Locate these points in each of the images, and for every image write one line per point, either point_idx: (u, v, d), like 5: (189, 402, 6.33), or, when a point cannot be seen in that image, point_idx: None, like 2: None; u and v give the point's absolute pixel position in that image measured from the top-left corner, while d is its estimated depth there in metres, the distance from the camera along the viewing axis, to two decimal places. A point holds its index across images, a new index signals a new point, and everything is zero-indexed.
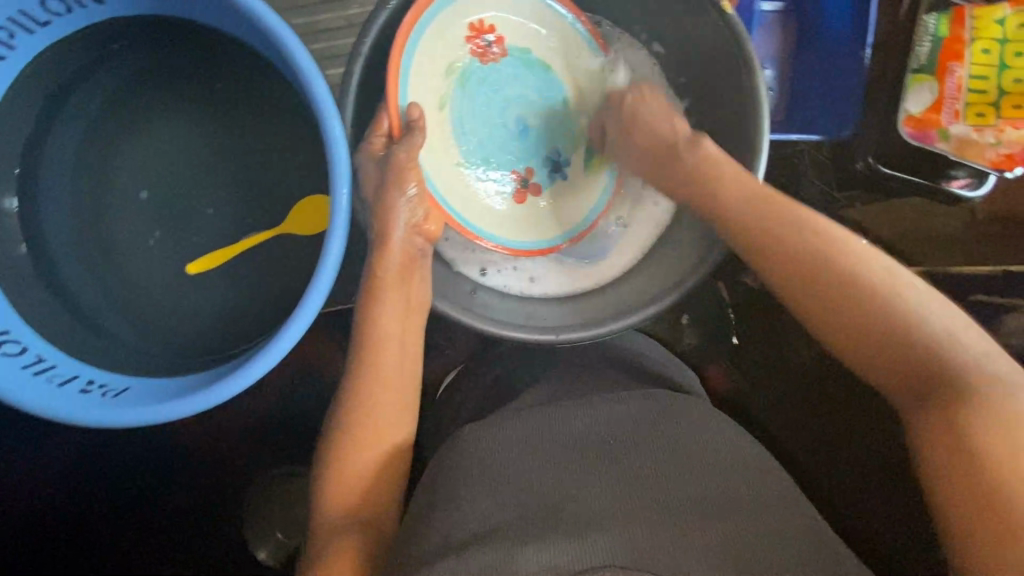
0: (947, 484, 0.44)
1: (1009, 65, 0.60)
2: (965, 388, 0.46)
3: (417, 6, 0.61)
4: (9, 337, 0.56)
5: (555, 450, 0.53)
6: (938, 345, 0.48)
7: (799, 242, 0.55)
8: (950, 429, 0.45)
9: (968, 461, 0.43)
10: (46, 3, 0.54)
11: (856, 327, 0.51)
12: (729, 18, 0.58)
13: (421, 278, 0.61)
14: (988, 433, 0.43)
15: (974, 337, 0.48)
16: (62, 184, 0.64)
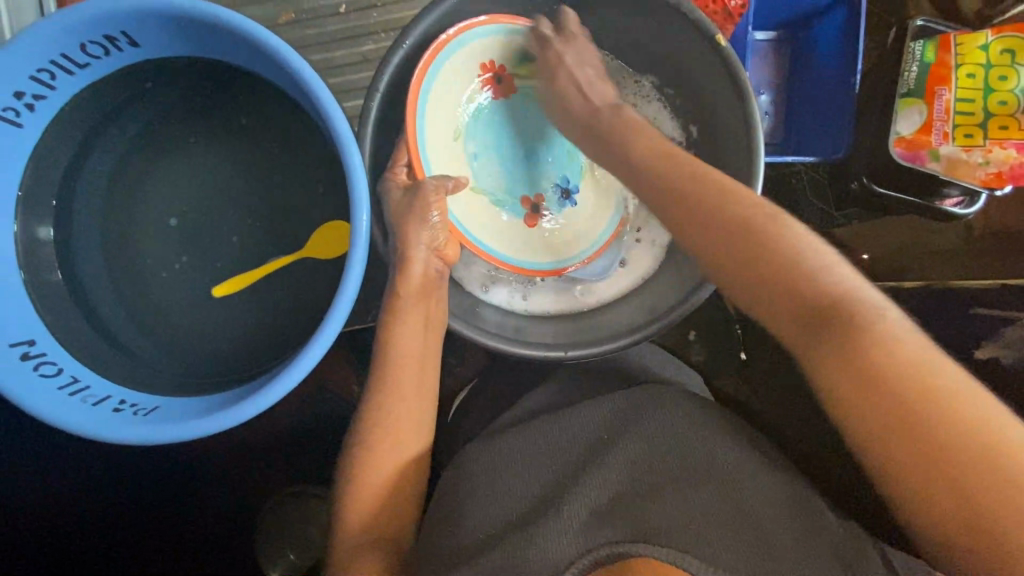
0: (886, 446, 0.43)
1: (995, 89, 0.61)
2: (838, 322, 0.45)
3: (432, 49, 0.65)
4: (47, 359, 0.60)
5: (532, 456, 0.56)
6: (822, 281, 0.46)
7: (707, 195, 0.53)
8: (858, 375, 0.44)
9: (878, 399, 0.43)
10: (86, 46, 0.58)
11: (814, 328, 0.46)
12: (725, 50, 0.61)
13: (438, 299, 0.63)
14: (869, 353, 0.43)
15: (846, 267, 0.48)
16: (94, 212, 0.67)
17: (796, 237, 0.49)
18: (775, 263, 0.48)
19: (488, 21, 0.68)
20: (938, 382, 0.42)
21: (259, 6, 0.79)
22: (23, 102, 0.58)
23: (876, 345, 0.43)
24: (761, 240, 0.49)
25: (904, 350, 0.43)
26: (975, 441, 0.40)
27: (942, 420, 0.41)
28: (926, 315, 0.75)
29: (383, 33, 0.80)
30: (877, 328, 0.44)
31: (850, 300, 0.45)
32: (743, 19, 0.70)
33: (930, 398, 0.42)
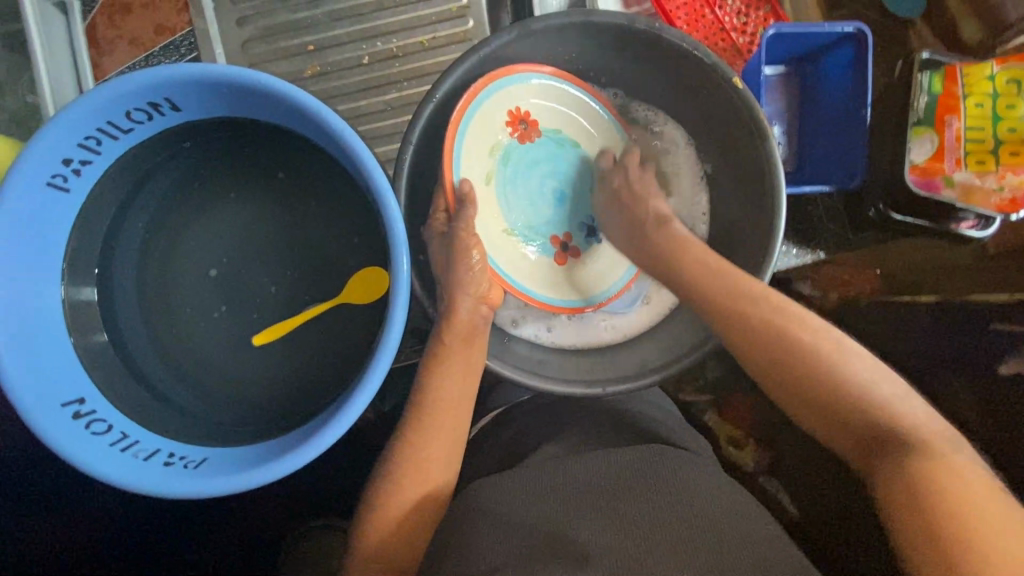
0: (909, 524, 0.48)
1: (1003, 117, 0.64)
2: (851, 403, 0.57)
3: (464, 102, 0.66)
4: (97, 417, 0.61)
5: (564, 491, 0.57)
6: (844, 373, 0.58)
7: (747, 306, 0.62)
8: (856, 435, 0.56)
9: (912, 495, 0.49)
10: (130, 113, 0.61)
11: (805, 380, 0.59)
12: (741, 91, 0.63)
13: (478, 345, 0.64)
14: (887, 430, 0.55)
15: (860, 356, 0.59)
16: (136, 268, 0.70)
17: (803, 323, 0.61)
18: (772, 330, 0.61)
19: (515, 71, 0.69)
20: (951, 479, 0.49)
21: (285, 62, 0.82)
22: (71, 168, 0.61)
23: (891, 424, 0.55)
24: (788, 345, 0.60)
25: (915, 430, 0.54)
26: (991, 518, 0.46)
27: (978, 521, 0.45)
28: (936, 334, 0.78)
29: (405, 81, 0.83)
30: (880, 400, 0.56)
31: (864, 381, 0.57)
32: (758, 57, 0.71)
33: (948, 487, 0.48)
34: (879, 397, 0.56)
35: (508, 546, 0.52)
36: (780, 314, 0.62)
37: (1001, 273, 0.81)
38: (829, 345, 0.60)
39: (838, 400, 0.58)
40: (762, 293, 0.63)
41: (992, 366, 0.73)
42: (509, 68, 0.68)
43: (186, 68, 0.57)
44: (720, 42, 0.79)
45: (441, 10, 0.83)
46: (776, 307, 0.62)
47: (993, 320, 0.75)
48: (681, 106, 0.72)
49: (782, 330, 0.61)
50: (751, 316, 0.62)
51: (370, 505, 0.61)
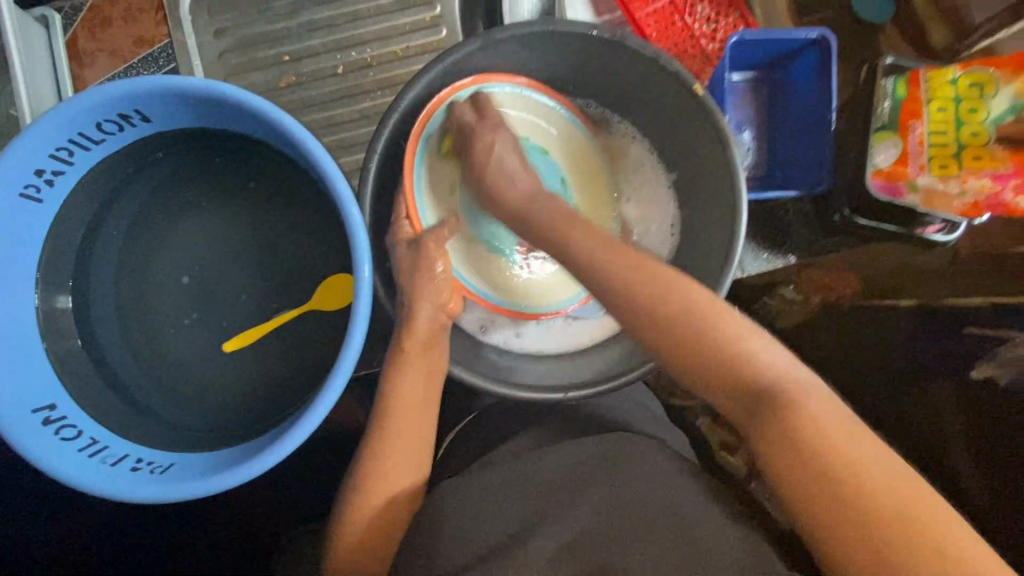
0: (830, 523, 0.46)
1: (965, 121, 0.64)
2: (780, 414, 0.49)
3: (426, 111, 0.68)
4: (67, 423, 0.62)
5: (516, 489, 0.57)
6: (757, 369, 0.51)
7: (685, 323, 0.53)
8: (798, 449, 0.48)
9: (830, 489, 0.47)
10: (100, 124, 0.62)
11: (770, 416, 0.50)
12: (701, 98, 0.64)
13: (440, 348, 0.65)
14: (819, 441, 0.48)
15: (777, 352, 0.52)
16: (109, 276, 0.71)
17: (722, 321, 0.53)
18: (731, 348, 0.52)
19: (480, 81, 0.70)
20: (867, 471, 0.47)
21: (260, 72, 0.84)
22: (43, 178, 0.62)
23: (822, 438, 0.48)
24: (711, 350, 0.52)
25: (836, 437, 0.48)
26: (912, 512, 0.45)
27: (894, 522, 0.45)
28: (915, 334, 0.77)
29: (379, 91, 0.84)
30: (809, 411, 0.49)
31: (786, 389, 0.50)
32: (723, 64, 0.72)
33: (860, 484, 0.46)
34: (806, 401, 0.50)
35: (462, 547, 0.52)
36: (724, 321, 0.53)
37: (977, 279, 0.79)
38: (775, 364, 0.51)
39: (766, 407, 0.50)
40: (721, 321, 0.53)
41: (967, 371, 0.71)
42: (476, 78, 0.70)
43: (153, 81, 0.58)
44: (690, 49, 0.80)
45: (415, 20, 0.84)
46: (739, 336, 0.52)
47: (967, 324, 0.74)
48: (648, 113, 0.72)
49: (743, 353, 0.51)
50: (704, 334, 0.52)
51: (340, 509, 0.62)
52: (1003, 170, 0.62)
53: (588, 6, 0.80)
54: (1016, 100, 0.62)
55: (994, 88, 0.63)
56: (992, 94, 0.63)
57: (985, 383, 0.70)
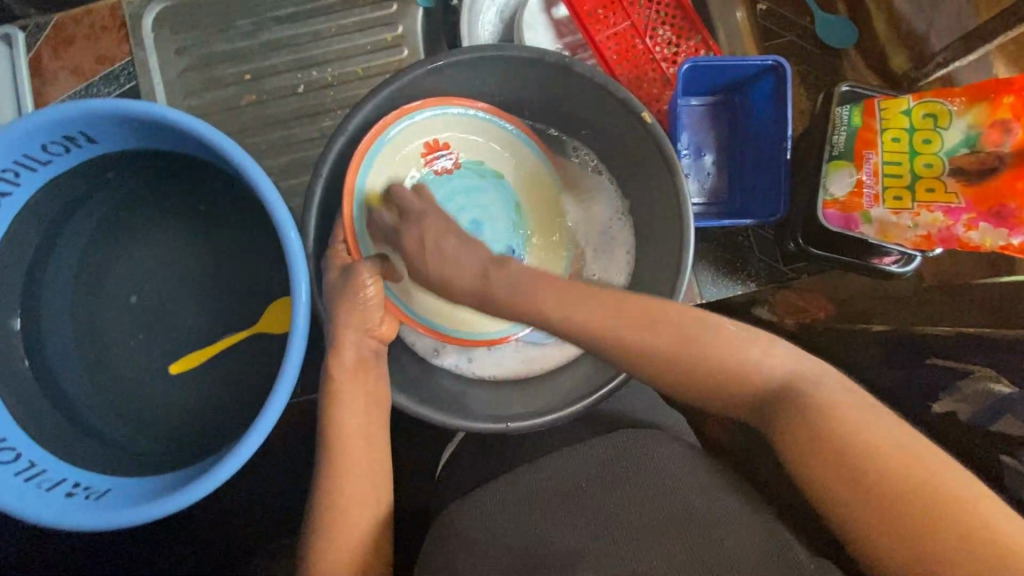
0: (857, 509, 0.46)
1: (919, 152, 0.62)
2: (791, 413, 0.50)
3: (370, 134, 0.67)
4: (5, 446, 0.61)
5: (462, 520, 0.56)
6: (739, 359, 0.53)
7: (685, 350, 0.53)
8: (813, 442, 0.49)
9: (837, 442, 0.48)
10: (46, 146, 0.61)
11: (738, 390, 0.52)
12: (651, 126, 0.63)
13: (375, 375, 0.63)
14: (834, 429, 0.48)
15: (779, 353, 0.53)
16: (60, 295, 0.70)
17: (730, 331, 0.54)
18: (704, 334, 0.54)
19: (428, 104, 0.70)
20: (890, 455, 0.46)
21: (221, 90, 0.83)
22: None
23: (839, 429, 0.48)
24: (716, 365, 0.52)
25: (853, 427, 0.48)
26: (941, 496, 0.44)
27: (921, 500, 0.44)
28: (883, 366, 0.73)
29: (340, 110, 0.84)
30: (814, 400, 0.50)
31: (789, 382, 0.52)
32: (676, 92, 0.72)
33: (890, 467, 0.46)
34: (809, 393, 0.50)
35: None
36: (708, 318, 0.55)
37: (953, 308, 0.75)
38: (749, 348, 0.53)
39: (774, 406, 0.51)
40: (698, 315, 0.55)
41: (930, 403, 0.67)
42: (425, 100, 0.69)
43: (97, 105, 0.58)
44: (650, 72, 0.79)
45: (376, 41, 0.84)
46: (716, 329, 0.54)
47: (931, 356, 0.70)
48: (604, 138, 0.71)
49: (721, 339, 0.53)
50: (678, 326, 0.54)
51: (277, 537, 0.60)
52: (956, 204, 0.60)
53: (548, 28, 0.79)
54: (971, 131, 0.59)
55: (949, 120, 0.61)
56: (947, 126, 0.61)
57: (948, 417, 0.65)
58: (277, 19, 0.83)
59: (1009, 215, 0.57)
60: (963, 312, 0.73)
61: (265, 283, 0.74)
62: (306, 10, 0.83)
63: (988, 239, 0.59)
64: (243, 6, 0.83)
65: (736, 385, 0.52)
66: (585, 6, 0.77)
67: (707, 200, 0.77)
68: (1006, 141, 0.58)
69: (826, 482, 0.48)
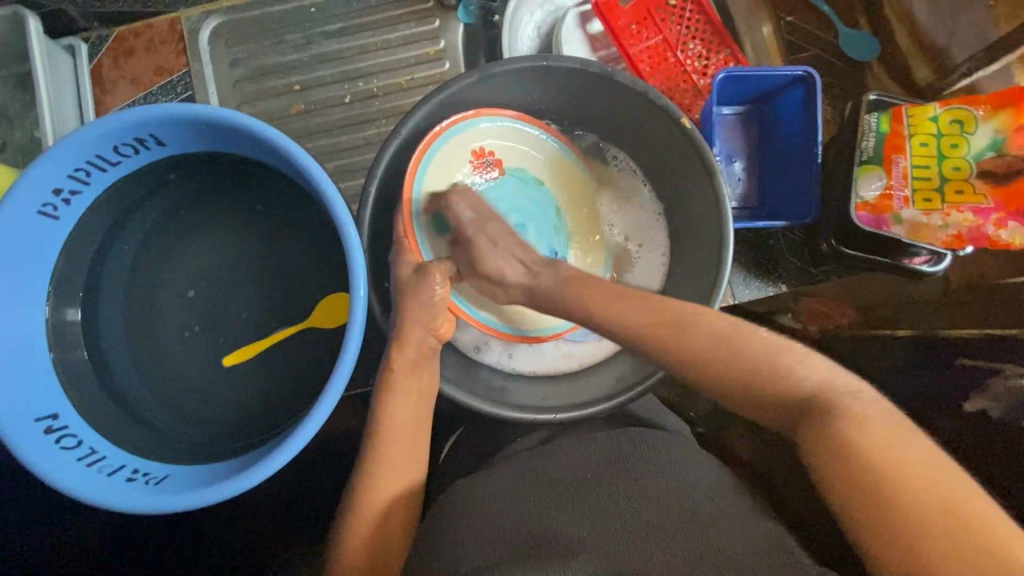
0: (854, 503, 0.43)
1: (947, 156, 0.65)
2: (815, 418, 0.47)
3: (427, 139, 0.71)
4: (68, 432, 0.64)
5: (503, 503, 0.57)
6: (771, 363, 0.51)
7: (718, 347, 0.52)
8: (825, 442, 0.46)
9: (842, 450, 0.44)
10: (118, 147, 0.65)
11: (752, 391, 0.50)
12: (688, 131, 0.66)
13: (430, 370, 0.66)
14: (849, 431, 0.45)
15: (817, 363, 0.50)
16: (119, 290, 0.73)
17: (770, 339, 0.52)
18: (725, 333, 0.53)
19: (478, 113, 0.74)
20: (905, 467, 0.42)
21: (271, 100, 0.88)
22: (61, 198, 0.64)
23: (856, 433, 0.45)
24: (753, 367, 0.51)
25: (868, 430, 0.44)
26: (953, 512, 0.40)
27: (928, 514, 0.40)
28: (911, 370, 0.73)
29: (383, 119, 0.88)
30: (847, 403, 0.47)
31: (826, 388, 0.48)
32: (710, 100, 0.75)
33: (901, 477, 0.42)
34: (844, 400, 0.47)
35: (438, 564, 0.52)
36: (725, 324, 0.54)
37: (979, 307, 0.74)
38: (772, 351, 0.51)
39: (805, 407, 0.48)
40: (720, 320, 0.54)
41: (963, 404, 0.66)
42: (475, 109, 0.74)
43: (169, 108, 0.61)
44: (681, 84, 0.83)
45: (419, 54, 0.89)
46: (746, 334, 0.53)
47: (961, 356, 0.69)
48: (642, 143, 0.75)
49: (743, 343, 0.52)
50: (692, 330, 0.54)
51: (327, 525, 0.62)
52: (985, 204, 0.62)
53: (584, 43, 0.84)
54: (997, 135, 0.62)
55: (974, 125, 0.64)
56: (973, 131, 0.64)
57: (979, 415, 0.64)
58: (326, 33, 0.88)
59: None
60: (989, 310, 0.73)
61: (313, 281, 0.77)
62: (353, 25, 0.88)
63: (1018, 236, 0.61)
64: (294, 21, 0.88)
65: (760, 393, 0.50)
66: (619, 20, 0.82)
67: (739, 205, 0.80)
68: None
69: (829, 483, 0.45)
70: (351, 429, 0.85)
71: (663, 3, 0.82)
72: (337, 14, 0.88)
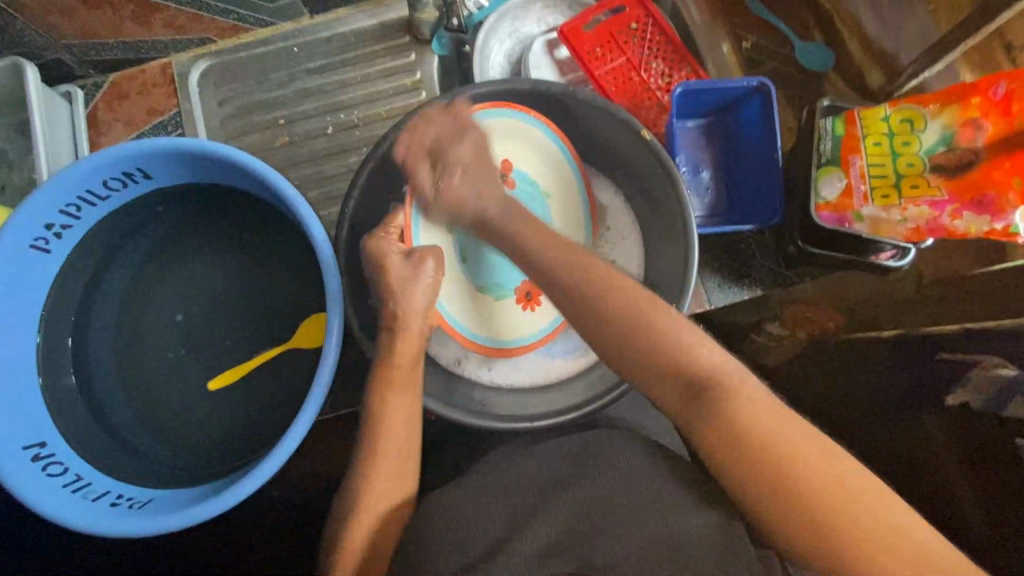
0: (762, 484, 0.47)
1: (900, 153, 0.67)
2: (715, 402, 0.50)
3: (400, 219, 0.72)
4: (55, 460, 0.65)
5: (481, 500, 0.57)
6: (682, 358, 0.52)
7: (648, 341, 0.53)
8: (742, 448, 0.48)
9: (748, 440, 0.48)
10: (107, 183, 0.68)
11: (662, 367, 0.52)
12: (649, 142, 0.69)
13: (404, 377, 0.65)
14: (765, 435, 0.48)
15: (713, 348, 0.52)
16: (109, 319, 0.76)
17: (659, 329, 0.53)
18: (640, 315, 0.54)
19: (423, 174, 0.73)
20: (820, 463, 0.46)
21: (258, 135, 0.92)
22: (52, 232, 0.67)
23: (767, 434, 0.48)
24: (648, 352, 0.53)
25: (777, 424, 0.48)
26: (868, 494, 0.46)
27: (835, 504, 0.45)
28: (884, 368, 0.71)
29: (364, 147, 0.92)
30: (746, 393, 0.50)
31: (718, 375, 0.51)
32: (672, 113, 0.79)
33: (821, 474, 0.46)
34: (739, 390, 0.50)
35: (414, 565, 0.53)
36: (647, 310, 0.54)
37: (950, 301, 0.75)
38: (671, 331, 0.53)
39: (703, 396, 0.50)
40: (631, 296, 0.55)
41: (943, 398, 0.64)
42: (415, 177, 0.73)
43: (154, 143, 0.64)
44: (647, 100, 0.87)
45: (397, 86, 0.93)
46: (663, 327, 0.53)
47: (937, 349, 0.66)
48: (610, 152, 0.77)
49: (653, 333, 0.53)
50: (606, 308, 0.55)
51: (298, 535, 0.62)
52: (940, 197, 0.64)
53: (552, 67, 0.88)
54: (946, 131, 0.65)
55: (924, 123, 0.66)
56: (923, 128, 0.66)
57: (961, 408, 0.62)
58: (307, 70, 0.93)
59: (990, 202, 0.61)
60: (961, 303, 0.73)
61: (298, 301, 0.79)
62: (334, 61, 0.93)
63: (973, 225, 0.63)
64: (278, 61, 0.93)
65: (687, 388, 0.51)
66: (584, 46, 0.85)
67: (708, 213, 0.83)
68: (979, 138, 0.63)
69: (748, 483, 0.48)
70: (336, 452, 0.86)
71: (625, 27, 0.86)
72: (319, 52, 0.93)
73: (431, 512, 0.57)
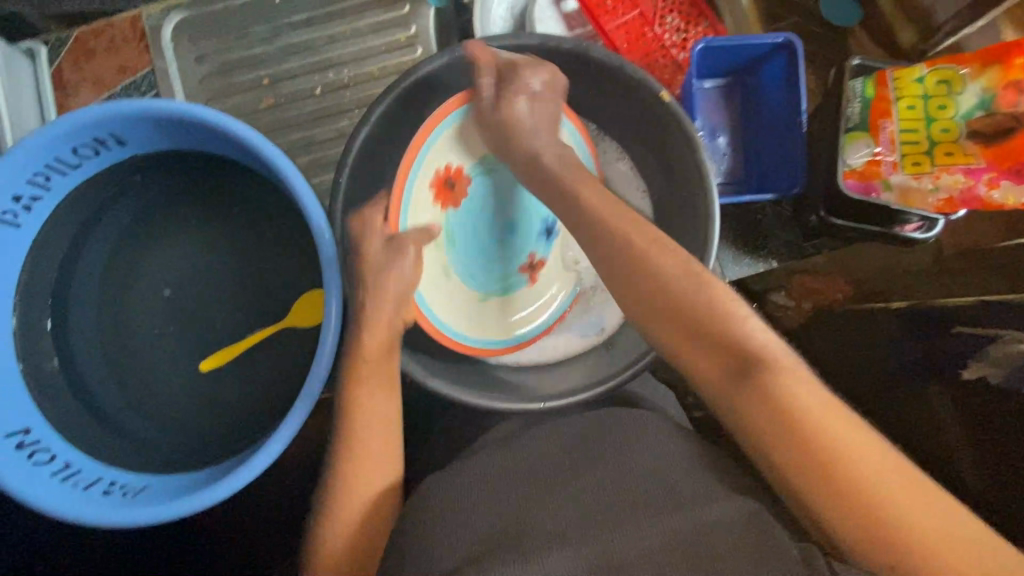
0: (794, 465, 0.44)
1: (936, 118, 0.64)
2: (751, 380, 0.46)
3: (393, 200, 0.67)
4: (40, 447, 0.61)
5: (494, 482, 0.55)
6: (730, 333, 0.48)
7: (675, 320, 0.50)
8: (781, 429, 0.44)
9: (781, 420, 0.44)
10: (77, 149, 0.61)
11: (704, 335, 0.49)
12: (669, 104, 0.64)
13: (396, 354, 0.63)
14: (799, 417, 0.44)
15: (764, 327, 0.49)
16: (88, 298, 0.71)
17: (706, 301, 0.50)
18: (693, 287, 0.51)
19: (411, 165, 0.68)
20: (860, 455, 0.42)
21: (241, 95, 0.85)
22: (21, 204, 0.61)
23: (807, 418, 0.44)
24: (682, 317, 0.50)
25: (814, 405, 0.44)
26: (911, 485, 0.42)
27: (877, 492, 0.41)
28: (907, 338, 0.66)
29: (357, 109, 0.86)
30: (790, 374, 0.46)
31: (773, 356, 0.47)
32: (690, 72, 0.74)
33: (858, 465, 0.42)
34: (783, 369, 0.46)
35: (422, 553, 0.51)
36: (691, 285, 0.51)
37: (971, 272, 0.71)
38: (721, 308, 0.49)
39: (749, 374, 0.46)
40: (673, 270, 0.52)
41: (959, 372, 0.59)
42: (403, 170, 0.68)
43: (125, 104, 0.58)
44: (660, 59, 0.81)
45: (390, 41, 0.86)
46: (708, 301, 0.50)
47: (953, 323, 0.61)
48: (625, 115, 0.72)
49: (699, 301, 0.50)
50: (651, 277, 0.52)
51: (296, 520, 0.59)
52: (976, 164, 0.62)
53: (558, 20, 0.79)
54: (985, 94, 0.62)
55: (962, 85, 0.63)
56: (961, 91, 0.63)
57: (977, 383, 0.57)
58: (292, 24, 0.85)
59: None
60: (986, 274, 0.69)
61: (292, 275, 0.75)
62: (321, 14, 0.85)
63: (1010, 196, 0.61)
64: (259, 13, 0.85)
65: (733, 363, 0.47)
66: None
67: (725, 180, 0.79)
68: (1021, 100, 0.60)
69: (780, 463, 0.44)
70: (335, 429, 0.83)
71: None
72: (304, 3, 0.85)
73: (438, 495, 0.55)
